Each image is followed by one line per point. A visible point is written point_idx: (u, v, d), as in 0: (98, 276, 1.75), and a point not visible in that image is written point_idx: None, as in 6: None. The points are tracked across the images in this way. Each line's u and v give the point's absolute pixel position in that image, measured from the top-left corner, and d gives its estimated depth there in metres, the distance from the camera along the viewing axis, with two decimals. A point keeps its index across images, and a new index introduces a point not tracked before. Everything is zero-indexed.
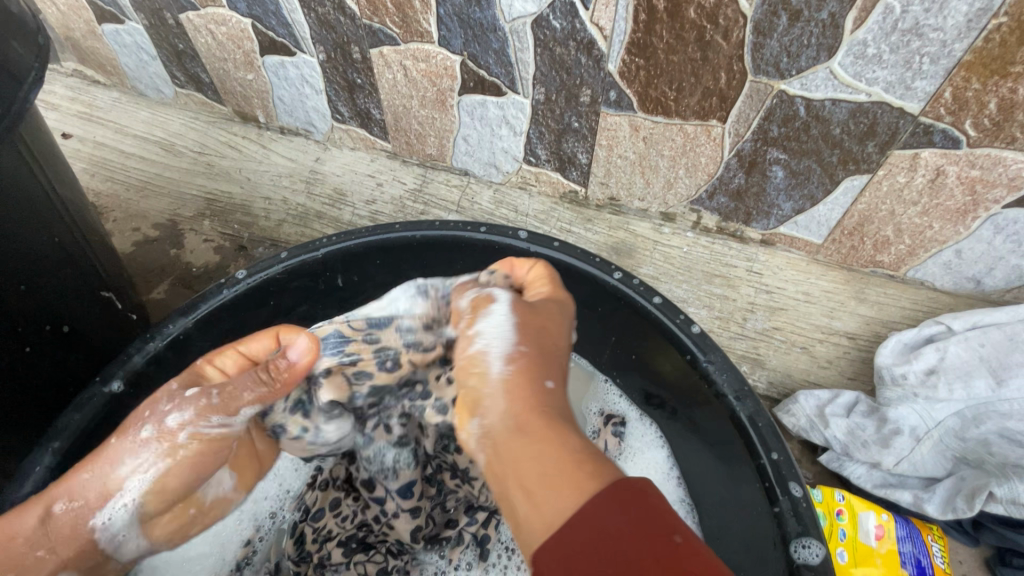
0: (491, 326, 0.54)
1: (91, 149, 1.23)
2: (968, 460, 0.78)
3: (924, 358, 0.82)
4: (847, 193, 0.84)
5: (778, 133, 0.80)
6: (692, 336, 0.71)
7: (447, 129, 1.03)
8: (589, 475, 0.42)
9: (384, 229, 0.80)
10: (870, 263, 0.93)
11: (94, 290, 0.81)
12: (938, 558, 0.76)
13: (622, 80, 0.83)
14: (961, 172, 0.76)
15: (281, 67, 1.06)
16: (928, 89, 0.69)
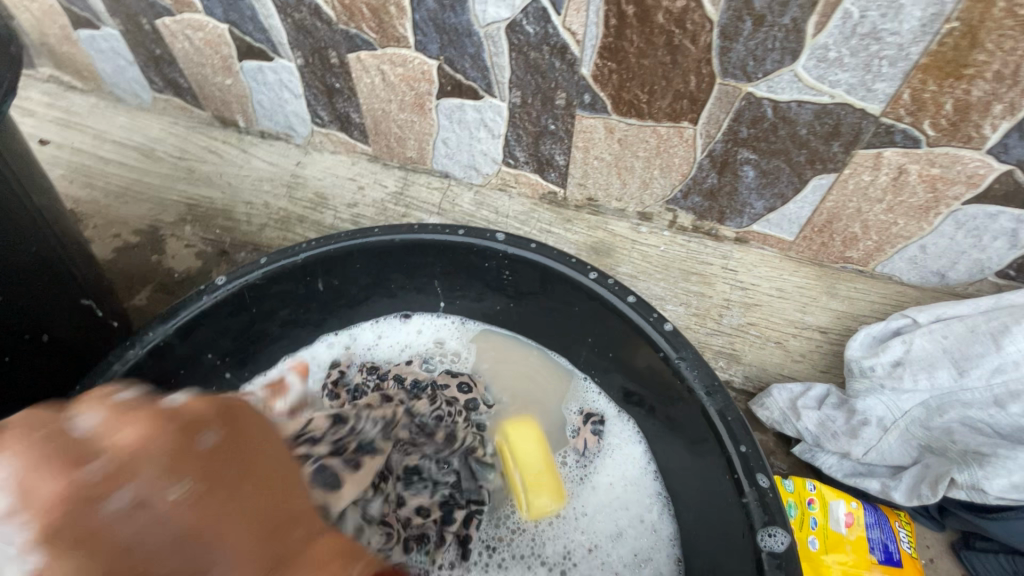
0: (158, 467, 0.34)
1: (69, 155, 1.22)
2: (932, 448, 0.81)
3: (890, 351, 0.85)
4: (816, 191, 0.86)
5: (747, 134, 0.83)
6: (665, 334, 0.73)
7: (426, 132, 1.04)
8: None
9: (363, 233, 0.81)
10: (841, 258, 0.96)
11: (72, 299, 0.80)
12: (906, 543, 0.79)
13: (596, 83, 0.84)
14: (922, 170, 0.78)
15: (260, 72, 1.07)
16: (888, 91, 0.71)
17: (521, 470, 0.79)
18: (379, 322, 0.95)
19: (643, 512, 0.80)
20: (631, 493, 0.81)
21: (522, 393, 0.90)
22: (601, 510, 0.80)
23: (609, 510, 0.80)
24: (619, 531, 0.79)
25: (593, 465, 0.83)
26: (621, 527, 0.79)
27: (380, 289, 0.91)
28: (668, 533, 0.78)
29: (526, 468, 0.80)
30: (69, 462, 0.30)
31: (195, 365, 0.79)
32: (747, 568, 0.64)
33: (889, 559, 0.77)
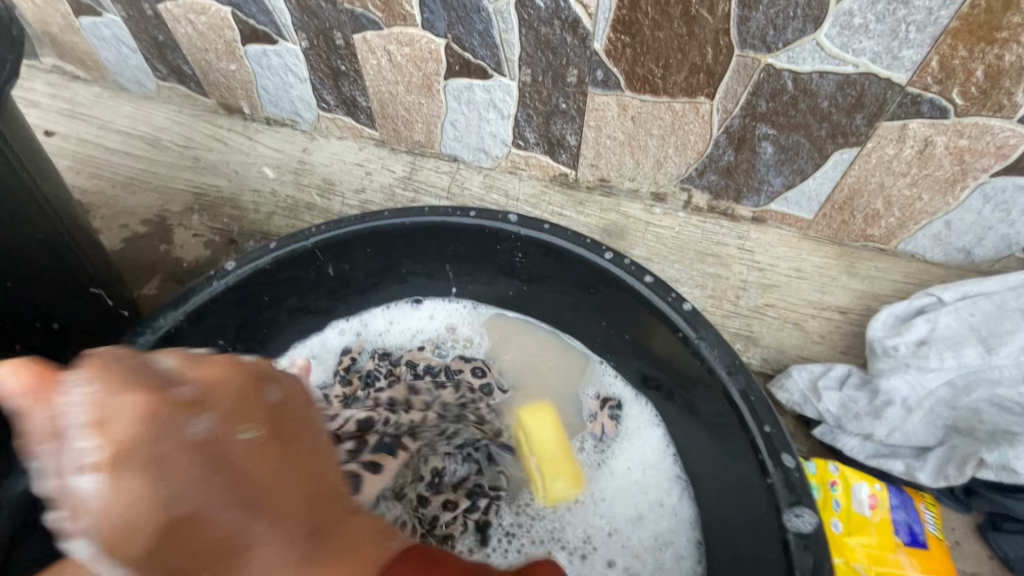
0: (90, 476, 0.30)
1: (75, 146, 1.21)
2: (959, 428, 0.80)
3: (915, 330, 0.82)
4: (837, 167, 0.84)
5: (766, 108, 0.80)
6: (684, 313, 0.71)
7: (434, 114, 1.02)
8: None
9: (373, 217, 0.80)
10: (861, 237, 0.93)
11: (82, 287, 0.79)
12: (930, 525, 0.78)
13: (609, 59, 0.82)
14: (950, 142, 0.76)
15: (264, 56, 1.05)
16: (915, 59, 0.69)
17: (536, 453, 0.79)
18: (390, 308, 0.94)
19: (663, 495, 0.78)
20: (651, 478, 0.80)
21: (537, 378, 0.88)
22: (619, 494, 0.79)
23: (628, 495, 0.78)
24: (640, 515, 0.77)
25: (611, 449, 0.82)
26: (641, 511, 0.77)
27: (391, 275, 0.89)
28: (688, 516, 0.77)
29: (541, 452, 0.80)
30: (147, 385, 0.29)
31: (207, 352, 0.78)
32: (774, 551, 0.62)
33: (913, 541, 0.76)
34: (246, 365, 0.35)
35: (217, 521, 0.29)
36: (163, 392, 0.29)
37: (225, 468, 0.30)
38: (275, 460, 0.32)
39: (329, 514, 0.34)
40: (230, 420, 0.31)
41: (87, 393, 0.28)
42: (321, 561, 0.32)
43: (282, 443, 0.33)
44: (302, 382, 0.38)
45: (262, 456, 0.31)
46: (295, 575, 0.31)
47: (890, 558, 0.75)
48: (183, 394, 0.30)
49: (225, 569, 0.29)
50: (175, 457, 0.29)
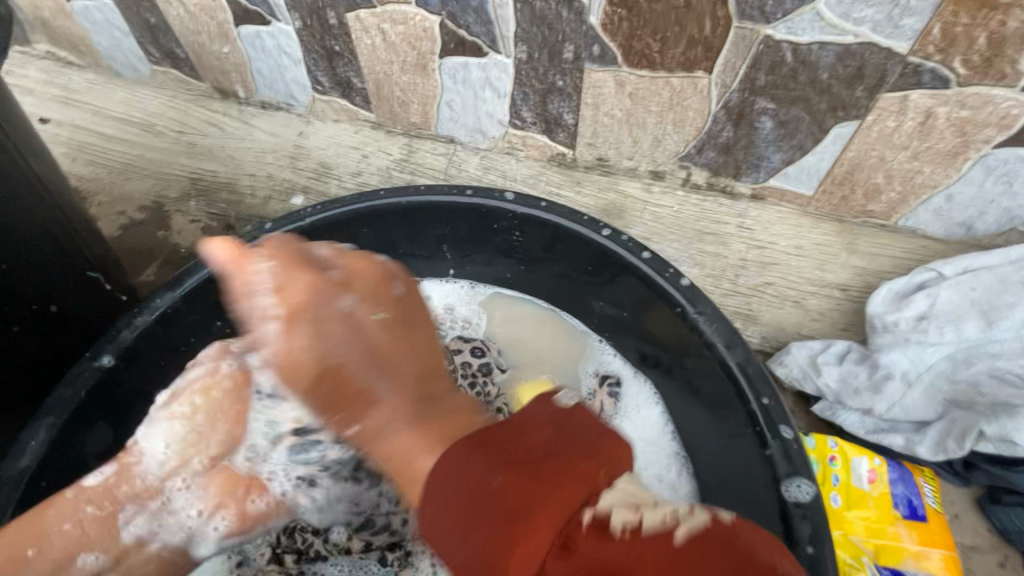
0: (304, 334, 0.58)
1: (70, 132, 1.20)
2: (959, 402, 0.79)
3: (915, 305, 0.82)
4: (836, 141, 0.83)
5: (765, 81, 0.79)
6: (682, 288, 0.71)
7: (430, 95, 1.01)
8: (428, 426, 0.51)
9: (370, 196, 0.79)
10: (861, 213, 0.92)
11: (80, 270, 0.79)
12: (930, 498, 0.78)
13: (605, 33, 0.81)
14: (951, 113, 0.75)
15: (257, 37, 1.04)
16: (917, 27, 0.67)
17: None
18: None
19: (662, 471, 0.78)
20: (650, 454, 0.80)
21: (536, 358, 0.88)
22: None
23: None
24: None
25: (610, 427, 0.82)
26: (640, 487, 0.77)
27: (388, 256, 0.89)
28: (687, 492, 0.77)
29: None
30: (304, 291, 0.55)
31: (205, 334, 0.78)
32: (770, 522, 0.63)
33: (913, 514, 0.76)
34: (390, 291, 0.59)
35: (357, 374, 0.54)
36: (326, 278, 0.56)
37: (363, 336, 0.56)
38: (403, 337, 0.57)
39: (435, 409, 0.53)
40: (360, 313, 0.56)
41: (278, 272, 0.56)
42: (417, 413, 0.53)
43: (403, 321, 0.58)
44: (414, 286, 0.62)
45: (383, 336, 0.56)
46: (414, 417, 0.52)
47: (888, 531, 0.76)
48: (343, 298, 0.56)
49: (367, 403, 0.53)
50: (329, 330, 0.55)
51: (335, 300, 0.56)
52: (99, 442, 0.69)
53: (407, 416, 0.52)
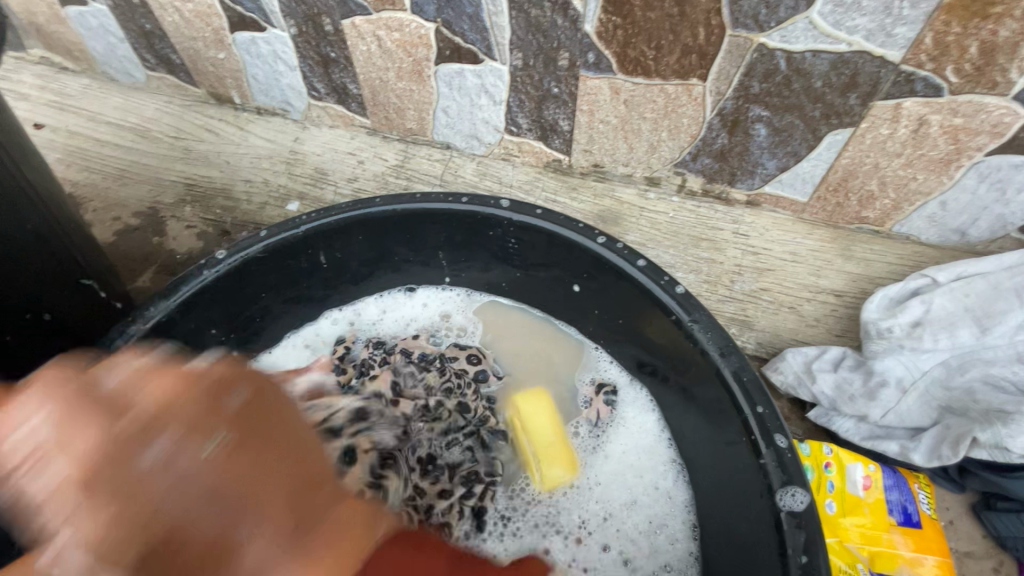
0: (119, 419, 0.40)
1: (65, 138, 1.20)
2: (953, 408, 0.79)
3: (909, 311, 0.83)
4: (831, 148, 0.83)
5: (759, 89, 0.79)
6: (676, 296, 0.71)
7: (426, 101, 1.01)
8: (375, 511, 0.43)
9: (364, 204, 0.79)
10: (856, 219, 0.93)
11: (73, 278, 0.79)
12: (924, 505, 0.78)
13: (600, 41, 0.81)
14: (944, 121, 0.75)
15: (252, 43, 1.04)
16: (909, 36, 0.68)
17: (531, 437, 0.79)
18: (383, 296, 0.94)
19: (658, 479, 0.78)
20: (645, 461, 0.80)
21: (532, 365, 0.88)
22: (614, 479, 0.79)
23: (622, 479, 0.78)
24: (634, 499, 0.77)
25: (606, 434, 0.81)
26: (636, 495, 0.77)
27: (383, 263, 0.89)
28: (682, 499, 0.77)
29: (538, 440, 0.79)
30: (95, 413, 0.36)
31: (200, 343, 0.78)
32: (765, 531, 0.63)
33: (908, 521, 0.76)
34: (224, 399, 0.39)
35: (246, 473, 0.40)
36: (232, 357, 0.45)
37: (194, 466, 0.35)
38: (237, 458, 0.36)
39: (313, 507, 0.38)
40: (202, 408, 0.38)
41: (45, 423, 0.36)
42: (295, 540, 0.36)
43: (251, 441, 0.38)
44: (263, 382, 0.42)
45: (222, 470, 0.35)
46: (288, 542, 0.35)
47: (884, 538, 0.76)
48: (266, 360, 0.51)
49: (217, 563, 0.33)
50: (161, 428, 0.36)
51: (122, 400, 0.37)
52: None
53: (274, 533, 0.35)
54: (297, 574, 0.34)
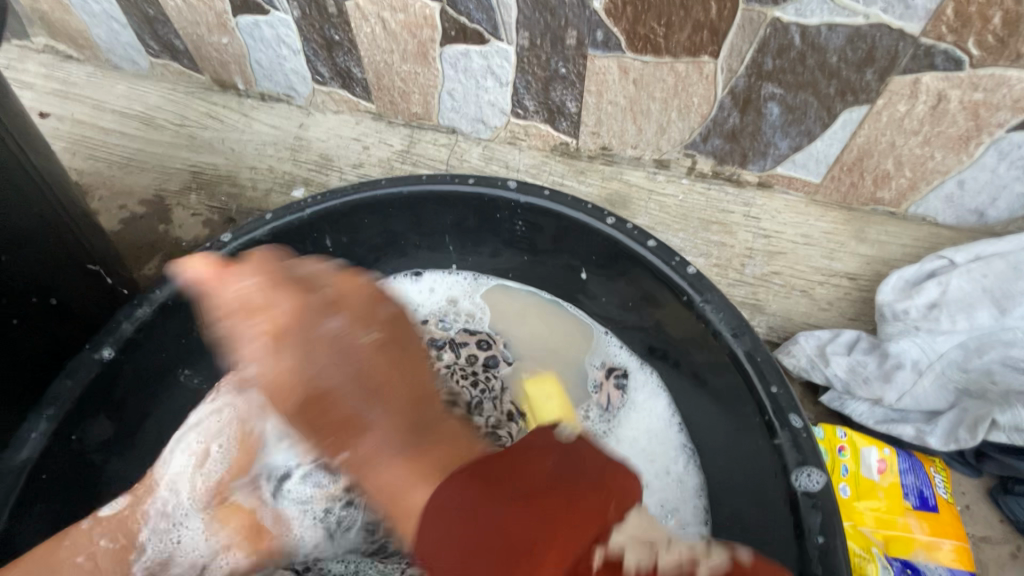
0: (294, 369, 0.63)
1: (70, 127, 1.20)
2: (970, 391, 0.78)
3: (925, 292, 0.81)
4: (845, 127, 0.81)
5: (773, 66, 0.77)
6: (688, 277, 0.70)
7: (431, 84, 1.00)
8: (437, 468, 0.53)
9: (370, 185, 0.78)
10: (871, 201, 0.91)
11: (79, 263, 0.78)
12: (941, 489, 0.77)
13: (609, 18, 0.79)
14: (964, 96, 0.73)
15: (256, 27, 1.02)
16: (929, 7, 0.66)
17: (542, 423, 0.79)
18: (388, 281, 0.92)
19: (668, 463, 0.77)
20: (656, 445, 0.79)
21: (541, 348, 0.87)
22: (624, 463, 0.78)
23: (633, 463, 0.78)
24: (645, 483, 0.76)
25: (617, 418, 0.81)
26: (647, 479, 0.76)
27: (390, 247, 0.88)
28: (694, 483, 0.76)
29: (546, 424, 0.79)
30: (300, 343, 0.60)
31: None
32: (780, 514, 0.62)
33: (924, 505, 0.75)
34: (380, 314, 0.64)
35: (346, 401, 0.58)
36: (313, 300, 0.62)
37: (351, 360, 0.60)
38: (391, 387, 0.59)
39: (427, 416, 0.58)
40: (350, 334, 0.61)
41: None
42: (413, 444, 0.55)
43: (392, 346, 0.62)
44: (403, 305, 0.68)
45: (370, 365, 0.59)
46: (401, 443, 0.55)
47: (899, 522, 0.74)
48: (330, 320, 0.61)
49: (358, 430, 0.56)
50: (316, 349, 0.60)
51: (324, 318, 0.61)
52: (102, 435, 0.68)
53: (400, 441, 0.55)
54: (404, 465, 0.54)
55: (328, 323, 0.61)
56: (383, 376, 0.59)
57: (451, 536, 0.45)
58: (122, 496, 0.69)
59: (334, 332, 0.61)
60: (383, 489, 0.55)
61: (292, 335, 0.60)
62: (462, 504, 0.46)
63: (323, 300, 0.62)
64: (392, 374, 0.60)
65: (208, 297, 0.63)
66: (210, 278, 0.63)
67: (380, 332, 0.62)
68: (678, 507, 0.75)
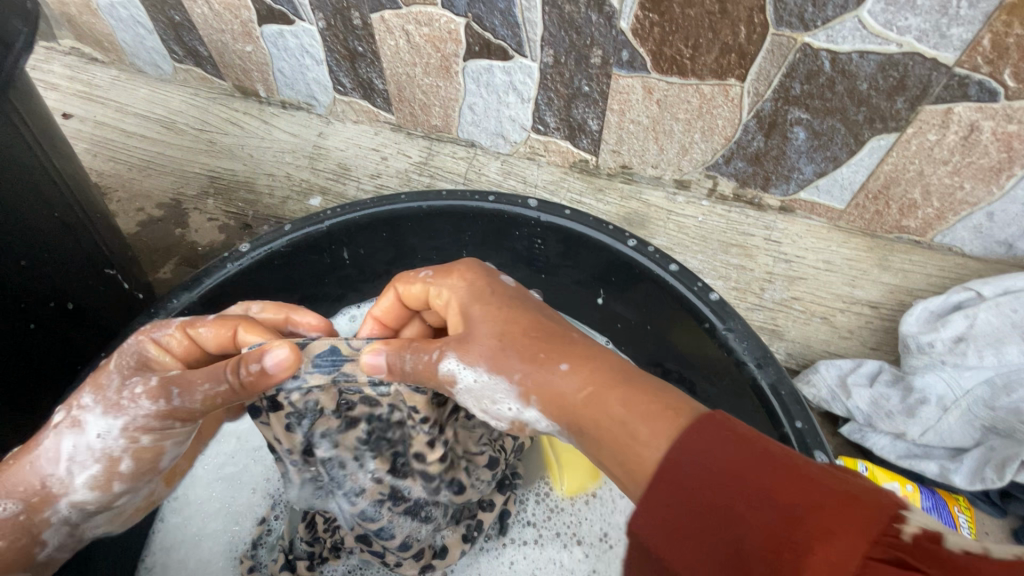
0: (468, 385, 0.49)
1: (92, 128, 1.20)
2: (997, 429, 0.75)
3: (951, 325, 0.79)
4: (873, 154, 0.80)
5: (801, 91, 0.76)
6: (711, 303, 0.68)
7: (453, 98, 0.99)
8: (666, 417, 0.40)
9: (390, 200, 0.78)
10: (895, 229, 0.89)
11: (96, 267, 0.78)
12: (965, 529, 0.74)
13: (635, 38, 0.79)
14: (997, 127, 0.72)
15: (280, 36, 1.03)
16: (966, 37, 0.65)
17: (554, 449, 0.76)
18: None
19: None
20: None
21: None
22: None
23: None
24: None
25: None
26: None
27: (405, 260, 0.88)
28: None
29: (561, 446, 0.76)
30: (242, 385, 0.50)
31: None
32: None
33: None
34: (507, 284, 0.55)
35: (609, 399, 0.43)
36: (491, 274, 0.56)
37: (512, 325, 0.50)
38: (526, 311, 0.52)
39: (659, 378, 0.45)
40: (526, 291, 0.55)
41: None
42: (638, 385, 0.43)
43: (557, 342, 0.48)
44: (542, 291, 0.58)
45: (524, 329, 0.49)
46: (629, 389, 0.43)
47: None
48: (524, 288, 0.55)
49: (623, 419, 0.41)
50: (502, 310, 0.51)
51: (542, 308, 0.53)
52: None
53: (629, 389, 0.43)
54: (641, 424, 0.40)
55: (525, 298, 0.53)
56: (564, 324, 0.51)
57: (680, 495, 0.35)
58: (5, 500, 0.49)
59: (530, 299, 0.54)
60: (614, 445, 0.41)
61: (512, 316, 0.51)
62: (710, 453, 0.36)
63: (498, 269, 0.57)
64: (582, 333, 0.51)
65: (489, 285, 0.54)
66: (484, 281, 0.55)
67: (518, 319, 0.50)
68: None
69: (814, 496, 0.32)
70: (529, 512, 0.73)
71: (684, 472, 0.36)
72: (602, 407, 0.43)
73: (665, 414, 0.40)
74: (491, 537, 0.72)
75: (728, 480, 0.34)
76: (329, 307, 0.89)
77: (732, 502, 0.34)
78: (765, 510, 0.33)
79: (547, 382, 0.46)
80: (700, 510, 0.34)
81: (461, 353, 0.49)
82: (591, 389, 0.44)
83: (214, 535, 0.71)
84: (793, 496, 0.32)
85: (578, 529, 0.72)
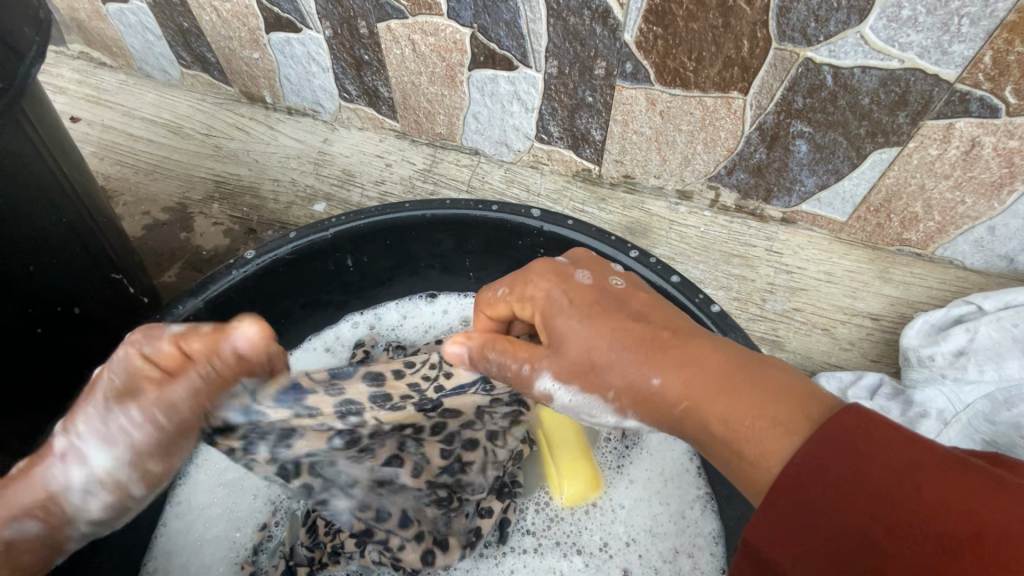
0: (574, 403, 0.50)
1: (100, 132, 1.21)
2: (998, 444, 0.73)
3: (952, 339, 0.80)
4: (874, 167, 0.80)
5: (803, 104, 0.77)
6: (713, 315, 0.69)
7: (457, 107, 1.00)
8: (781, 427, 0.39)
9: (394, 208, 0.79)
10: (897, 241, 0.90)
11: (103, 271, 0.79)
12: None
13: (639, 50, 0.79)
14: (998, 142, 0.72)
15: (288, 44, 1.04)
16: (967, 54, 0.65)
17: (555, 457, 0.74)
18: (403, 302, 0.93)
19: (685, 508, 0.73)
20: (673, 488, 0.74)
21: None
22: (639, 504, 0.74)
23: (647, 504, 0.73)
24: (659, 528, 0.72)
25: (631, 455, 0.76)
26: (660, 524, 0.72)
27: (408, 267, 0.88)
28: (710, 530, 0.71)
29: (561, 455, 0.74)
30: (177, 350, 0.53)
31: None
32: None
33: None
34: (586, 281, 0.52)
35: (715, 409, 0.42)
36: (561, 266, 0.53)
37: (600, 332, 0.48)
38: (607, 310, 0.49)
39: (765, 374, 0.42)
40: (601, 282, 0.52)
41: None
42: (746, 388, 0.42)
43: (652, 345, 0.47)
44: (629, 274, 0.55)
45: (611, 334, 0.47)
46: (738, 395, 0.42)
47: None
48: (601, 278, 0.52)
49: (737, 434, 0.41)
50: (580, 311, 0.49)
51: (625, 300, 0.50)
52: None
53: (734, 396, 0.42)
54: (760, 438, 0.40)
55: (608, 285, 0.51)
56: (656, 317, 0.49)
57: (808, 514, 0.34)
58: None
59: (612, 291, 0.51)
60: (730, 456, 0.41)
61: (601, 316, 0.48)
62: (836, 461, 0.34)
63: (567, 263, 0.54)
64: (672, 322, 0.49)
65: (564, 283, 0.51)
66: (562, 278, 0.52)
67: (598, 322, 0.48)
68: (704, 553, 0.70)
69: (969, 504, 0.29)
70: (529, 521, 0.73)
71: (800, 481, 0.35)
72: (710, 419, 0.42)
73: (778, 424, 0.39)
74: (491, 545, 0.72)
75: (860, 495, 0.33)
76: (332, 313, 0.90)
77: (871, 521, 0.32)
78: (916, 533, 0.30)
79: (650, 391, 0.46)
80: (834, 529, 0.33)
81: (560, 375, 0.49)
82: (696, 398, 0.43)
83: (215, 540, 0.71)
84: (944, 511, 0.30)
85: (579, 538, 0.72)
